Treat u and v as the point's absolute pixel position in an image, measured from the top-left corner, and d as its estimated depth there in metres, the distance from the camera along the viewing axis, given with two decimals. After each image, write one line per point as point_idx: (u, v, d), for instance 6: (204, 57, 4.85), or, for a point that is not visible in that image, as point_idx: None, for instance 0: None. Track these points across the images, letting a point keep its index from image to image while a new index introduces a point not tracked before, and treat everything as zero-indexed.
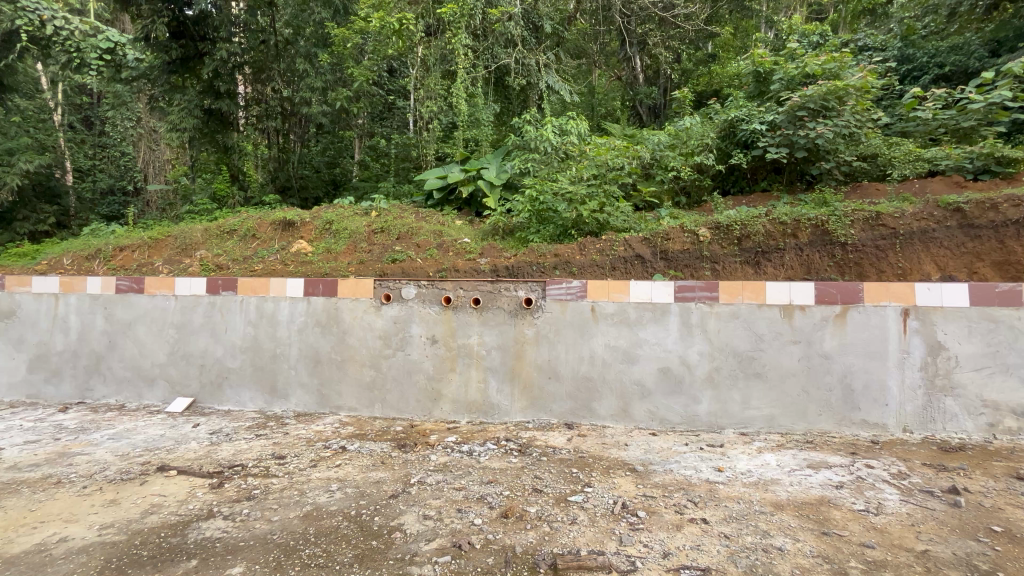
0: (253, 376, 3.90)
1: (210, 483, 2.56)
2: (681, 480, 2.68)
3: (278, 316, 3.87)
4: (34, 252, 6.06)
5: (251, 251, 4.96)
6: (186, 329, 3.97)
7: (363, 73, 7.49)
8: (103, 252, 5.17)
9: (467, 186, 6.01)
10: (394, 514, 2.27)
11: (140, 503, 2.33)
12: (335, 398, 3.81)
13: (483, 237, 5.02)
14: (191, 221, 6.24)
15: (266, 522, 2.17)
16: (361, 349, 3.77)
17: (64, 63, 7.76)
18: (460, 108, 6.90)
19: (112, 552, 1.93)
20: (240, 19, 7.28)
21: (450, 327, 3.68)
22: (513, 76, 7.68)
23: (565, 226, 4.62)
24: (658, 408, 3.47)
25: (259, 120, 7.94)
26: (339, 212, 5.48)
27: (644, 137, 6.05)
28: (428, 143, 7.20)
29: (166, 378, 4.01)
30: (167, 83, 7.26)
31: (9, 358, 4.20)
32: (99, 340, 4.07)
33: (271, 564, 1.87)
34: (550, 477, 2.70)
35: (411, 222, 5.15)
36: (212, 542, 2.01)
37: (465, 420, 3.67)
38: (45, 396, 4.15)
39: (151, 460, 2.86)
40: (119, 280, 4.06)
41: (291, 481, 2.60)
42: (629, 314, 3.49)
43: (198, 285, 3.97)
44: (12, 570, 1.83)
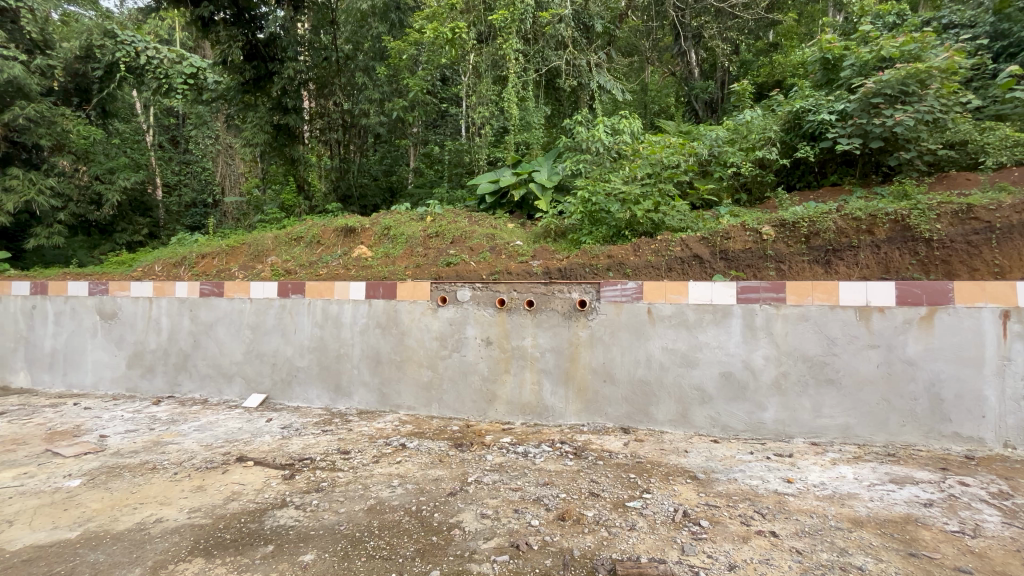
0: (319, 375, 4.12)
1: (283, 474, 2.73)
2: (747, 490, 2.56)
3: (341, 317, 4.06)
4: (130, 261, 6.73)
5: (316, 257, 5.25)
6: (260, 330, 4.26)
7: (418, 83, 7.79)
8: (188, 259, 5.67)
9: (518, 189, 6.05)
10: (453, 511, 2.32)
11: (223, 490, 2.52)
12: (395, 398, 3.95)
13: (536, 239, 5.04)
14: (263, 230, 6.70)
15: (333, 514, 2.28)
16: (419, 350, 3.88)
17: (155, 88, 8.56)
18: (511, 112, 6.99)
19: (200, 534, 2.10)
20: (305, 38, 7.79)
21: (504, 328, 3.72)
22: (564, 78, 7.70)
23: (619, 227, 4.55)
24: (720, 414, 3.33)
25: (323, 132, 8.36)
26: (396, 218, 5.69)
27: (701, 132, 5.83)
28: (481, 148, 7.33)
29: (243, 375, 4.32)
30: (241, 102, 7.85)
31: (111, 356, 4.67)
32: (186, 340, 4.45)
33: (340, 553, 1.97)
34: (607, 481, 2.66)
35: (464, 227, 5.26)
36: (286, 530, 2.14)
37: (520, 421, 3.69)
38: (141, 389, 4.58)
39: (231, 451, 3.09)
40: (202, 285, 4.42)
41: (356, 475, 2.72)
42: (687, 316, 3.37)
43: (270, 288, 4.25)
44: (118, 544, 2.03)
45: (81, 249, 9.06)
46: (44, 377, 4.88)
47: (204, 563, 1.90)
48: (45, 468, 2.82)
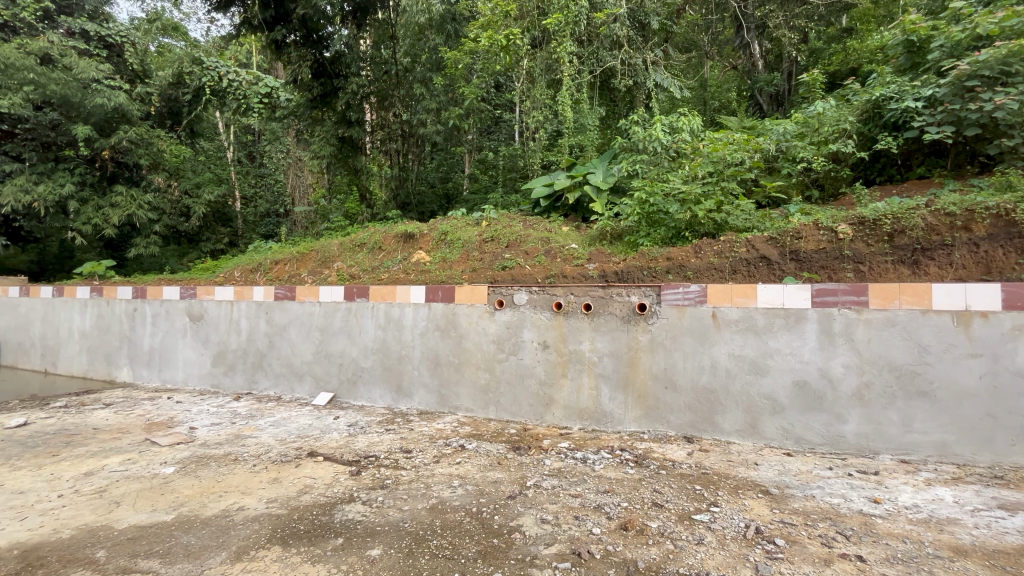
0: (382, 375, 4.28)
1: (351, 470, 2.85)
2: (827, 509, 2.37)
3: (403, 320, 4.20)
4: (213, 267, 7.36)
5: (378, 262, 5.46)
6: (328, 332, 4.49)
7: (473, 90, 7.99)
8: (264, 266, 6.10)
9: (573, 192, 6.01)
10: (513, 515, 2.31)
11: (296, 483, 2.66)
12: (454, 399, 4.02)
13: (591, 242, 4.99)
14: (330, 237, 7.08)
15: (397, 510, 2.35)
16: (477, 353, 3.93)
17: (235, 108, 9.31)
18: (566, 115, 6.96)
19: (277, 523, 2.23)
20: (367, 54, 8.11)
21: (561, 332, 3.68)
22: (619, 78, 7.57)
23: (678, 228, 4.40)
24: (794, 426, 3.11)
25: (383, 143, 8.65)
26: (453, 224, 5.82)
27: (767, 127, 5.51)
28: (535, 152, 7.35)
29: (312, 375, 4.57)
30: (310, 117, 8.43)
31: (198, 354, 5.09)
32: (262, 340, 4.77)
33: (405, 550, 2.02)
34: (671, 492, 2.56)
35: (519, 231, 5.29)
36: (354, 524, 2.23)
37: (577, 426, 3.63)
38: (223, 386, 4.96)
39: (303, 446, 3.27)
40: (276, 289, 4.72)
41: (417, 475, 2.79)
42: (756, 321, 3.19)
43: (337, 292, 4.47)
44: (206, 529, 2.19)
45: (173, 257, 10.26)
46: (143, 373, 5.40)
47: (282, 551, 2.01)
48: (145, 455, 3.11)
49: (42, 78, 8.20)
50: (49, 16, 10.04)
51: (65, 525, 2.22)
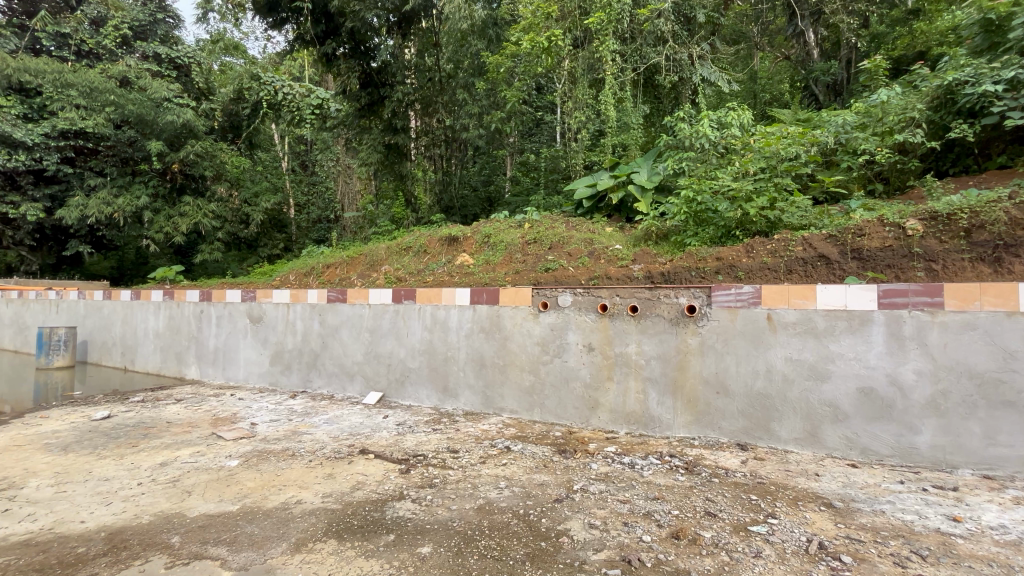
0: (429, 376, 4.37)
1: (400, 468, 2.91)
2: (899, 526, 2.20)
3: (448, 322, 4.27)
4: (270, 271, 7.79)
5: (423, 265, 5.57)
6: (377, 333, 4.63)
7: (515, 93, 7.95)
8: (317, 270, 6.39)
9: (617, 192, 5.95)
10: (561, 518, 2.30)
11: (349, 479, 2.76)
12: (499, 400, 4.05)
13: (636, 243, 4.92)
14: (377, 241, 7.33)
15: (446, 510, 2.39)
16: (522, 355, 3.94)
17: (290, 120, 9.78)
18: (609, 115, 6.89)
19: (333, 518, 2.32)
20: (412, 62, 8.32)
21: (607, 334, 3.62)
22: (664, 74, 7.40)
23: (728, 227, 4.25)
24: (859, 435, 2.92)
25: (427, 149, 8.82)
26: (495, 226, 5.88)
27: (824, 119, 5.22)
28: (577, 153, 7.32)
29: (363, 375, 4.73)
30: (358, 125, 8.81)
31: (258, 353, 5.38)
32: (316, 341, 4.99)
33: (454, 548, 2.05)
34: (725, 501, 2.46)
35: (562, 232, 5.28)
36: (405, 521, 2.28)
37: (624, 431, 3.56)
38: (280, 384, 5.21)
39: (354, 443, 3.38)
40: (329, 292, 4.91)
41: (464, 475, 2.82)
42: (816, 323, 3.01)
43: (385, 295, 4.60)
44: (268, 520, 2.30)
45: (234, 262, 10.98)
46: (209, 371, 5.76)
47: (338, 544, 2.08)
48: (212, 448, 3.32)
49: (121, 99, 9.15)
50: (127, 42, 11.18)
51: (144, 511, 2.39)
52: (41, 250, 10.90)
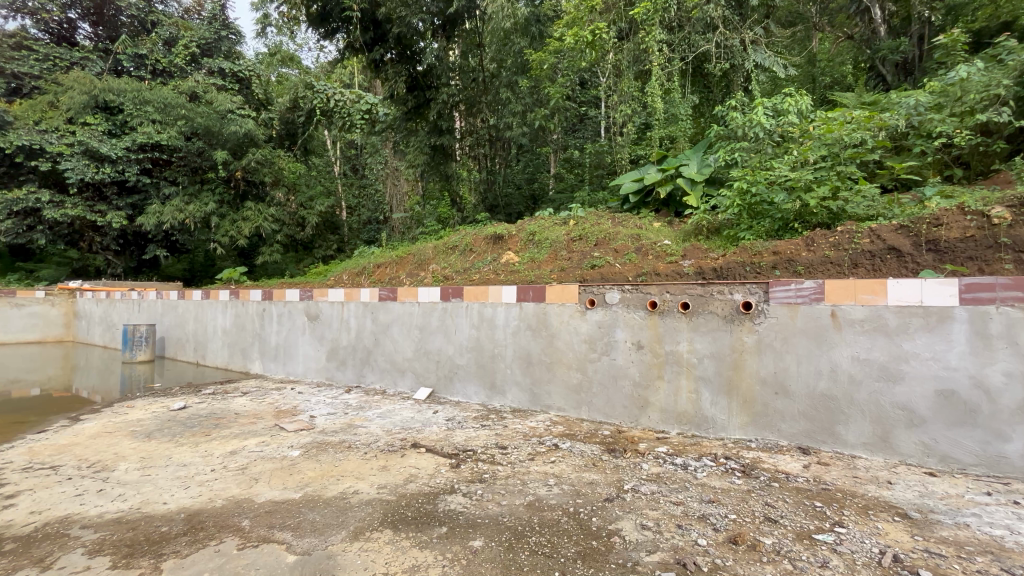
0: (477, 372, 4.43)
1: (450, 463, 2.97)
2: (987, 541, 2.01)
3: (495, 320, 4.30)
4: (325, 271, 8.16)
5: (470, 263, 5.65)
6: (426, 330, 4.74)
7: (558, 89, 7.90)
8: (368, 270, 6.64)
9: (665, 186, 5.78)
10: (612, 518, 2.27)
11: (403, 472, 2.84)
12: (546, 398, 4.04)
13: (685, 238, 4.78)
14: (425, 241, 7.51)
15: (496, 505, 2.42)
16: (569, 352, 3.91)
17: (341, 125, 10.17)
18: (656, 106, 6.71)
19: (388, 508, 2.39)
20: (456, 64, 8.40)
21: (657, 332, 3.53)
22: (714, 62, 7.12)
23: (786, 219, 4.06)
24: (937, 442, 2.70)
25: (472, 148, 9.00)
26: (540, 224, 5.88)
27: (893, 100, 4.85)
28: (623, 147, 7.19)
29: (413, 371, 4.86)
30: (406, 128, 9.07)
31: (315, 349, 5.64)
32: (369, 338, 5.17)
33: (505, 543, 2.07)
34: (786, 507, 2.34)
35: (608, 228, 5.20)
36: (456, 514, 2.32)
37: (675, 431, 3.46)
38: (336, 379, 5.44)
39: (406, 437, 3.48)
40: (380, 290, 5.08)
41: (513, 471, 2.84)
42: (887, 321, 2.80)
43: (434, 293, 4.69)
44: (328, 508, 2.41)
45: (291, 262, 11.63)
46: (271, 366, 6.11)
47: (393, 534, 2.15)
48: (276, 439, 3.51)
49: (191, 113, 9.90)
50: (195, 58, 11.99)
51: (217, 495, 2.57)
52: (124, 254, 11.93)
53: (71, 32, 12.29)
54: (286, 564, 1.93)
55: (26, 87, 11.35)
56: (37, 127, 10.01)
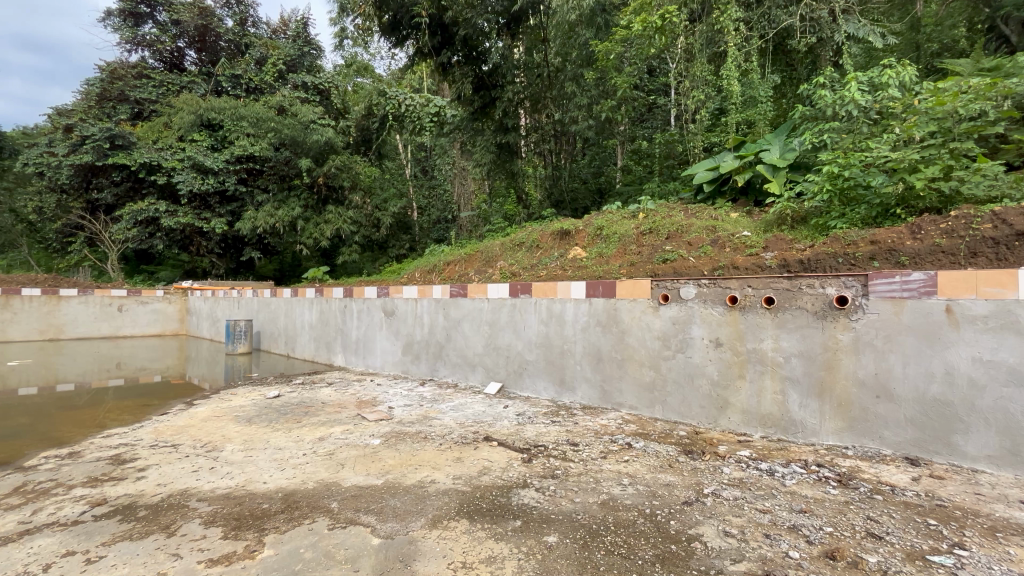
0: (546, 368, 4.42)
1: (522, 457, 3.00)
2: None
3: (565, 315, 4.27)
4: (399, 270, 8.55)
5: (537, 260, 5.64)
6: (496, 326, 4.80)
7: (626, 79, 7.71)
8: (439, 268, 6.86)
9: (743, 174, 5.44)
10: (692, 522, 2.17)
11: (476, 464, 2.91)
12: (617, 395, 3.96)
13: (766, 228, 4.48)
14: (492, 238, 7.61)
15: (570, 502, 2.40)
16: (641, 349, 3.80)
17: (412, 129, 10.56)
18: (732, 90, 6.34)
19: (464, 499, 2.46)
20: (521, 61, 8.39)
21: (737, 329, 3.33)
22: (799, 38, 6.57)
23: (886, 204, 3.70)
24: None
25: (537, 144, 8.87)
26: (608, 218, 5.77)
27: (1020, 63, 4.21)
28: (696, 135, 6.87)
29: (483, 365, 4.95)
30: (473, 128, 9.23)
31: (391, 344, 5.92)
32: (441, 333, 5.34)
33: (580, 541, 2.05)
34: (893, 523, 2.11)
35: (681, 221, 5.00)
36: (530, 509, 2.34)
37: (759, 434, 3.25)
38: (411, 372, 5.68)
39: (479, 431, 3.55)
40: (451, 287, 5.22)
41: (586, 468, 2.81)
42: (1019, 318, 2.43)
43: (503, 289, 4.75)
44: (407, 496, 2.52)
45: (368, 261, 12.41)
46: (352, 358, 6.49)
47: (469, 524, 2.21)
48: (358, 427, 3.73)
49: (280, 125, 10.98)
50: (282, 74, 13.04)
51: (309, 478, 2.78)
52: (225, 256, 13.24)
53: (180, 59, 13.74)
54: (371, 547, 2.04)
55: (146, 110, 12.81)
56: (155, 145, 11.35)
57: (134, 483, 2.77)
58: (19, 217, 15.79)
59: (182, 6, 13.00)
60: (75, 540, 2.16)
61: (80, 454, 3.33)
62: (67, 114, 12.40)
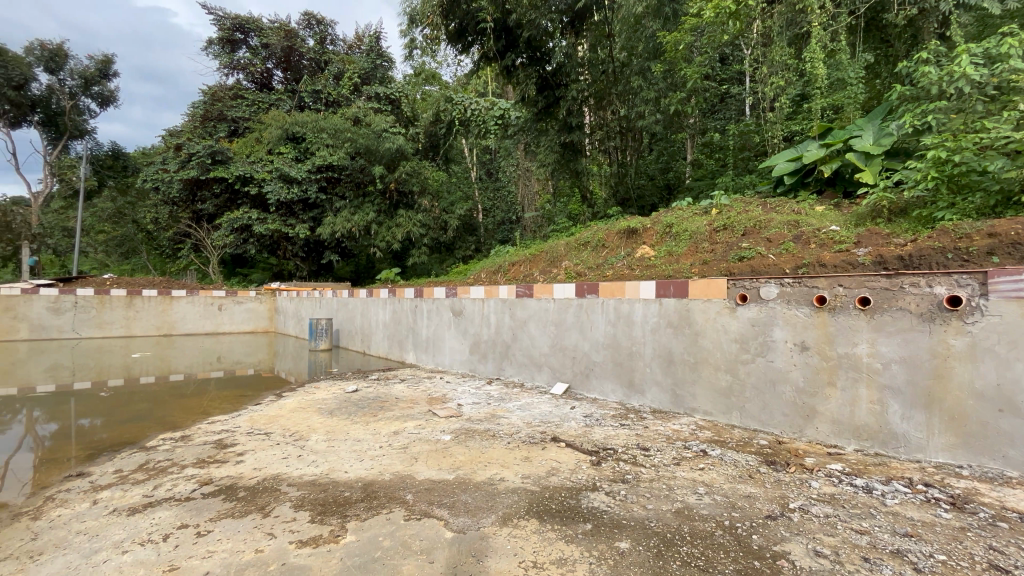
0: (614, 370, 4.33)
1: (591, 460, 2.95)
2: None
3: (633, 316, 4.16)
4: (466, 271, 8.76)
5: (602, 259, 5.53)
6: (562, 326, 4.78)
7: (696, 70, 7.48)
8: (504, 268, 6.94)
9: (830, 164, 5.01)
10: (777, 538, 2.03)
11: (545, 464, 2.91)
12: (690, 400, 3.79)
13: (859, 222, 4.08)
14: (556, 238, 7.58)
15: (642, 508, 2.33)
16: (716, 352, 3.61)
17: (477, 132, 10.80)
18: (818, 73, 5.86)
19: (533, 499, 2.47)
20: (585, 58, 8.29)
21: (826, 332, 3.06)
22: (896, 10, 5.93)
23: (1008, 191, 3.27)
24: None
25: (602, 142, 8.69)
26: (678, 215, 5.55)
27: None
28: (776, 124, 6.43)
29: (550, 365, 4.94)
30: (537, 129, 9.27)
31: (459, 343, 6.08)
32: (508, 333, 5.40)
33: (654, 550, 1.98)
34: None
35: (759, 216, 4.71)
36: (600, 512, 2.30)
37: (853, 447, 2.97)
38: (478, 371, 5.79)
39: (546, 431, 3.54)
40: (518, 287, 5.26)
41: (658, 474, 2.72)
42: None
43: (569, 289, 4.71)
44: (478, 492, 2.57)
45: (436, 263, 12.85)
46: (422, 356, 6.74)
47: (539, 524, 2.21)
48: (430, 423, 3.87)
49: (356, 135, 11.72)
50: (357, 87, 13.85)
51: (386, 469, 2.92)
52: (308, 260, 14.25)
53: (269, 79, 14.96)
54: (445, 540, 2.10)
55: (241, 128, 14.09)
56: (248, 159, 12.44)
57: (234, 466, 3.05)
58: (139, 228, 17.94)
59: (270, 30, 14.15)
60: (188, 515, 2.41)
61: (190, 438, 3.73)
62: (177, 134, 13.91)
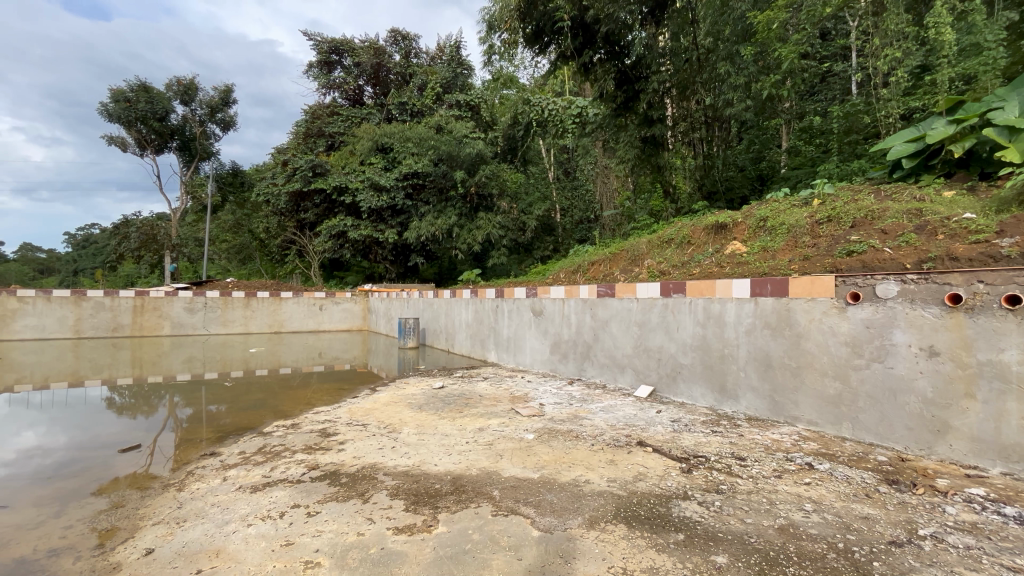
0: (704, 374, 4.11)
1: (681, 467, 2.82)
2: None
3: (725, 316, 3.91)
4: (544, 271, 8.78)
5: (688, 257, 5.29)
6: (646, 327, 4.62)
7: (793, 50, 6.85)
8: (583, 268, 6.87)
9: (961, 142, 4.35)
10: (903, 567, 1.80)
11: (631, 468, 2.83)
12: (792, 408, 3.49)
13: (1000, 208, 3.50)
14: (637, 236, 7.36)
15: (740, 521, 2.18)
16: (823, 357, 3.28)
17: (555, 132, 10.91)
18: (944, 38, 5.12)
19: (620, 503, 2.41)
20: (667, 48, 7.86)
21: (963, 335, 2.65)
22: None
23: None
24: None
25: (686, 134, 8.25)
26: (774, 207, 5.14)
27: None
28: (890, 101, 5.72)
29: (633, 367, 4.80)
30: (615, 125, 9.02)
31: (540, 342, 6.11)
32: (588, 333, 5.34)
33: (756, 567, 1.85)
34: None
35: (871, 205, 4.22)
36: (693, 523, 2.19)
37: (998, 469, 2.56)
38: (558, 371, 5.79)
39: (631, 434, 3.45)
40: (599, 287, 5.17)
41: (757, 487, 2.53)
42: None
43: (653, 289, 4.55)
44: (563, 492, 2.56)
45: (515, 263, 13.04)
46: (504, 356, 6.86)
47: (627, 530, 2.15)
48: (512, 421, 3.93)
49: (438, 142, 12.26)
50: (439, 96, 14.47)
51: (472, 465, 3.01)
52: (395, 263, 15.12)
53: (360, 95, 16.07)
54: (532, 538, 2.11)
55: (336, 141, 15.29)
56: (343, 171, 13.46)
57: (337, 454, 3.32)
58: (253, 236, 20.13)
59: (361, 49, 15.20)
60: (300, 496, 2.66)
61: (298, 426, 4.11)
62: (283, 152, 15.42)
